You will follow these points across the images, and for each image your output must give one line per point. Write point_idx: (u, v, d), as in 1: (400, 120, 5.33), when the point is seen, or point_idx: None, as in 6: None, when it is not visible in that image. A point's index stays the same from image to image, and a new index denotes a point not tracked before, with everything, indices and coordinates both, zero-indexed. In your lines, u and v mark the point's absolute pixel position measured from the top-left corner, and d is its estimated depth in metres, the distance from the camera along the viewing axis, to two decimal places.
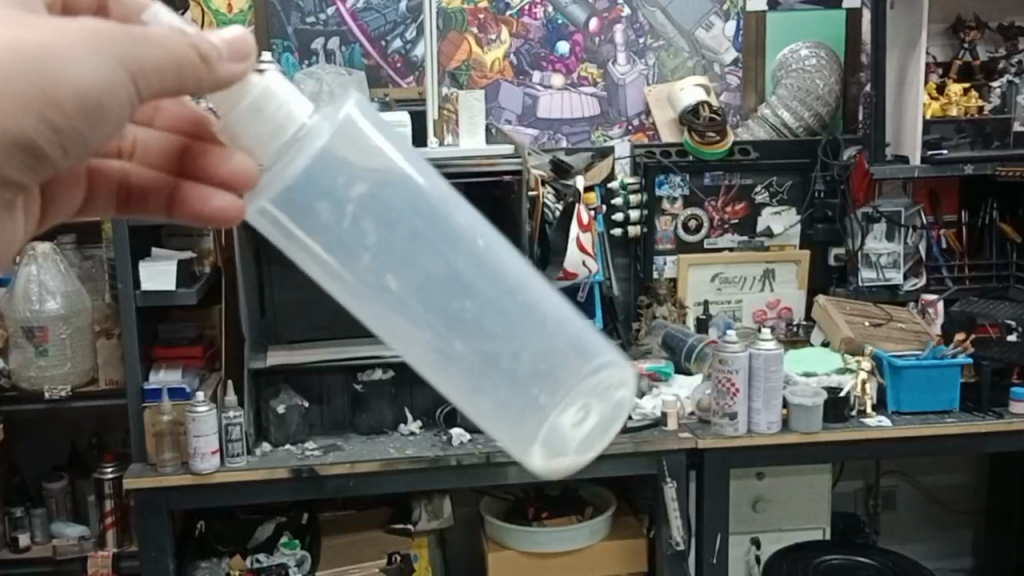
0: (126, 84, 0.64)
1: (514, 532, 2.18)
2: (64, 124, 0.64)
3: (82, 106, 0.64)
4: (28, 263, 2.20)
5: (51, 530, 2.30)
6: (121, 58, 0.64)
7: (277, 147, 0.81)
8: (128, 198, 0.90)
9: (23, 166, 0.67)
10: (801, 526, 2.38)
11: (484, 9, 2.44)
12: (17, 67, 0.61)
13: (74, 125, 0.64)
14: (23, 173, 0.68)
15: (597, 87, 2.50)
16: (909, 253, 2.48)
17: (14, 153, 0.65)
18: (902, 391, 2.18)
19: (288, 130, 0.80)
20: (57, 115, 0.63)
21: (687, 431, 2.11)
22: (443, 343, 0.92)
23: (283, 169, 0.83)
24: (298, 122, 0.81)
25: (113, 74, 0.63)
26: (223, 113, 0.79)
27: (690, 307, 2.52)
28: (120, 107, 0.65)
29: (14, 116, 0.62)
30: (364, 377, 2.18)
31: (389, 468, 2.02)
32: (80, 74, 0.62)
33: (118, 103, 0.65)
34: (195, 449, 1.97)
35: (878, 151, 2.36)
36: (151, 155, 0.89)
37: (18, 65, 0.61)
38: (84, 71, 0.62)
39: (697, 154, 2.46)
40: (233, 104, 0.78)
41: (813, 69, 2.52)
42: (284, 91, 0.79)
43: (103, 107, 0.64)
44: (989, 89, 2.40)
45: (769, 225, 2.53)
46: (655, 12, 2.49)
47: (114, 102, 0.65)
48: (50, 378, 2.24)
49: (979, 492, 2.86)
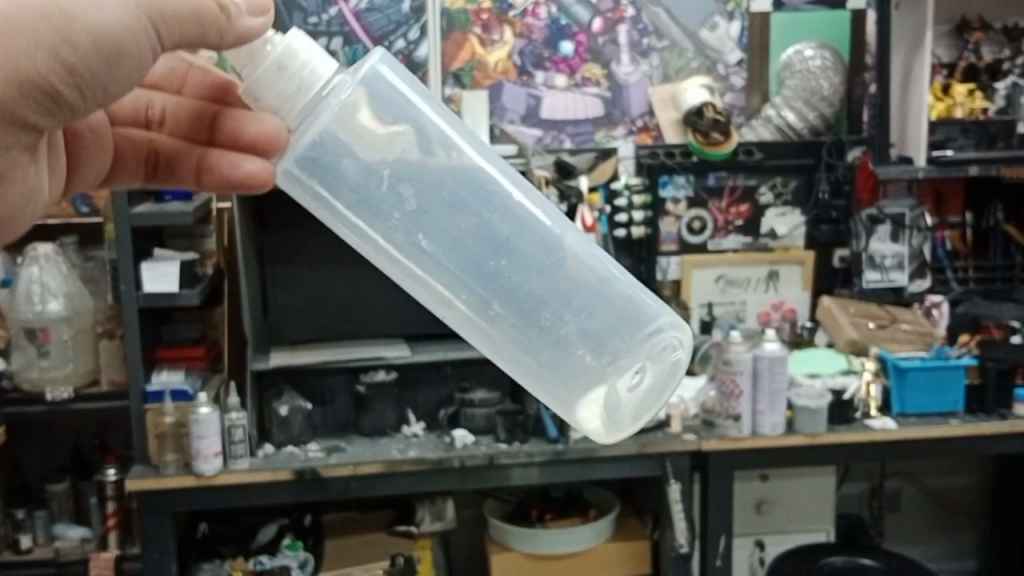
0: (144, 26, 0.70)
1: (518, 534, 2.17)
2: (77, 62, 0.68)
3: (96, 43, 0.68)
4: (30, 264, 2.18)
5: (54, 530, 2.30)
6: (136, 2, 0.69)
7: (301, 102, 0.87)
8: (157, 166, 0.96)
9: (38, 112, 0.70)
10: (805, 528, 2.37)
11: (487, 10, 2.43)
12: (39, 11, 0.65)
13: (90, 64, 0.68)
14: (41, 121, 0.71)
15: (600, 88, 2.49)
16: (914, 254, 2.47)
17: (33, 100, 0.68)
18: (907, 392, 2.17)
19: (309, 86, 0.86)
20: (71, 53, 0.67)
21: (692, 433, 2.10)
22: (503, 323, 1.02)
23: (305, 118, 0.88)
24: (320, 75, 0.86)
25: (131, 15, 0.69)
26: (248, 77, 0.84)
27: (695, 308, 2.52)
28: (138, 50, 0.70)
29: (31, 55, 0.66)
30: (366, 378, 2.17)
31: (392, 470, 2.01)
32: (101, 16, 0.68)
33: (136, 45, 0.70)
34: (199, 450, 1.95)
35: (883, 153, 2.38)
36: (176, 123, 0.95)
37: (41, 9, 0.65)
38: (104, 13, 0.68)
39: (703, 155, 2.46)
40: (254, 66, 0.84)
41: (818, 69, 2.51)
42: (306, 50, 0.85)
43: (121, 47, 0.69)
44: (995, 89, 2.41)
45: (774, 226, 2.53)
46: (660, 13, 2.48)
47: (133, 44, 0.70)
48: (53, 379, 2.23)
49: (984, 494, 2.85)
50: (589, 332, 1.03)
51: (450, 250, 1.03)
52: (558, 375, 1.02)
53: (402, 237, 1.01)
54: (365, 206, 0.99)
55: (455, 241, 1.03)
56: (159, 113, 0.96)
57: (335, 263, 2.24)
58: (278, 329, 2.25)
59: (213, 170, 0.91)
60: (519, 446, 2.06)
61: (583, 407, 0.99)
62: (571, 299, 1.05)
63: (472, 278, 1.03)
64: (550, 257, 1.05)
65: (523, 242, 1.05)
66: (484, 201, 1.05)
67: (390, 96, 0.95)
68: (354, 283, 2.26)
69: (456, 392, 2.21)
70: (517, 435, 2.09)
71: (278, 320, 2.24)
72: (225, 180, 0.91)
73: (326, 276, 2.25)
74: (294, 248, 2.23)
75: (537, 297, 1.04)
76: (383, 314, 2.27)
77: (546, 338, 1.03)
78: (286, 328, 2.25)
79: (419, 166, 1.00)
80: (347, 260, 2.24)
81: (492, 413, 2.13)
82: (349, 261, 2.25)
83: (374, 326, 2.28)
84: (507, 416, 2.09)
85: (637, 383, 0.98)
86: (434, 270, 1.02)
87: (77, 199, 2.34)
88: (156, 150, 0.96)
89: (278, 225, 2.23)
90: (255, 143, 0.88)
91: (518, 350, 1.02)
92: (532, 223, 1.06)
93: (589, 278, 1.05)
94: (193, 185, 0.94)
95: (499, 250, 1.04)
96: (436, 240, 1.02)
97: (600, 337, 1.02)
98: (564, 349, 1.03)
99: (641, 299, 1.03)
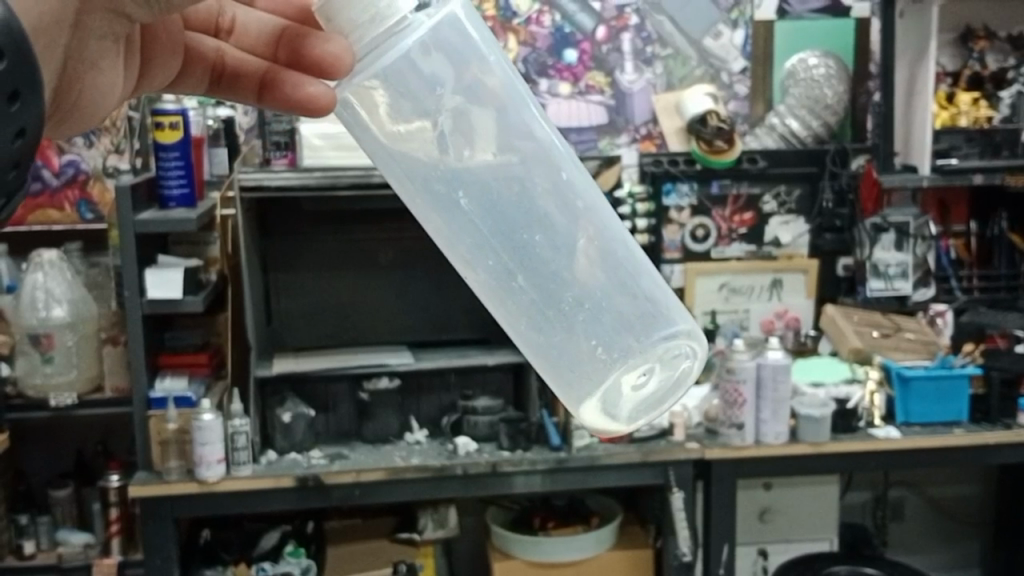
0: None
1: (520, 542, 2.17)
2: None
3: None
4: (34, 271, 2.19)
5: (57, 536, 2.30)
6: None
7: (372, 33, 0.81)
8: (220, 77, 0.93)
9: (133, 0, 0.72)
10: (807, 537, 2.36)
11: (491, 18, 2.43)
12: None
13: None
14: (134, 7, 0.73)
15: (605, 96, 2.49)
16: (918, 263, 2.45)
17: None
18: (910, 401, 2.17)
19: (384, 15, 0.81)
20: None
21: (694, 441, 2.09)
22: (525, 294, 0.90)
23: (378, 51, 0.82)
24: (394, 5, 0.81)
25: None
26: None
27: (698, 316, 2.51)
28: None
29: None
30: (369, 386, 2.16)
31: (395, 477, 2.01)
32: None
33: None
34: (202, 457, 1.96)
35: (886, 161, 2.39)
36: (244, 36, 0.93)
37: None
38: None
39: (706, 163, 2.44)
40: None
41: (822, 78, 2.51)
42: None
43: None
44: (1000, 97, 2.38)
45: (778, 234, 2.53)
46: (664, 21, 2.49)
47: None
48: (57, 385, 2.24)
49: (989, 504, 2.84)
50: (607, 324, 0.90)
51: (479, 205, 0.89)
52: (565, 363, 0.90)
53: (438, 191, 0.88)
54: (396, 160, 0.88)
55: (489, 203, 0.89)
56: (229, 21, 0.94)
57: (338, 271, 2.27)
58: (282, 336, 2.25)
59: (276, 87, 0.89)
60: (521, 453, 2.06)
61: (587, 399, 0.89)
62: (598, 285, 0.92)
63: (500, 244, 0.90)
64: (588, 235, 0.92)
65: (565, 214, 0.91)
66: (533, 164, 0.90)
67: (448, 49, 0.85)
68: (360, 289, 2.28)
69: (458, 400, 2.21)
70: (519, 443, 2.08)
71: (281, 326, 2.25)
72: (285, 98, 0.88)
73: (331, 282, 2.27)
74: (299, 255, 2.26)
75: (565, 277, 0.91)
76: (386, 319, 2.29)
77: (563, 322, 0.91)
78: (290, 334, 2.25)
79: (464, 121, 0.87)
80: (350, 268, 2.28)
81: (495, 421, 2.13)
82: (355, 268, 2.28)
83: (375, 332, 2.28)
84: (509, 424, 2.08)
85: (642, 384, 0.91)
86: (461, 231, 0.89)
87: (81, 204, 2.39)
88: (219, 60, 0.93)
89: (284, 231, 2.25)
90: (320, 66, 0.82)
91: (530, 327, 0.91)
92: (578, 197, 0.92)
93: (618, 267, 0.92)
94: (254, 100, 0.92)
95: (536, 219, 0.90)
96: (466, 197, 0.89)
97: (617, 330, 0.90)
98: (576, 337, 0.90)
99: (667, 300, 0.92)
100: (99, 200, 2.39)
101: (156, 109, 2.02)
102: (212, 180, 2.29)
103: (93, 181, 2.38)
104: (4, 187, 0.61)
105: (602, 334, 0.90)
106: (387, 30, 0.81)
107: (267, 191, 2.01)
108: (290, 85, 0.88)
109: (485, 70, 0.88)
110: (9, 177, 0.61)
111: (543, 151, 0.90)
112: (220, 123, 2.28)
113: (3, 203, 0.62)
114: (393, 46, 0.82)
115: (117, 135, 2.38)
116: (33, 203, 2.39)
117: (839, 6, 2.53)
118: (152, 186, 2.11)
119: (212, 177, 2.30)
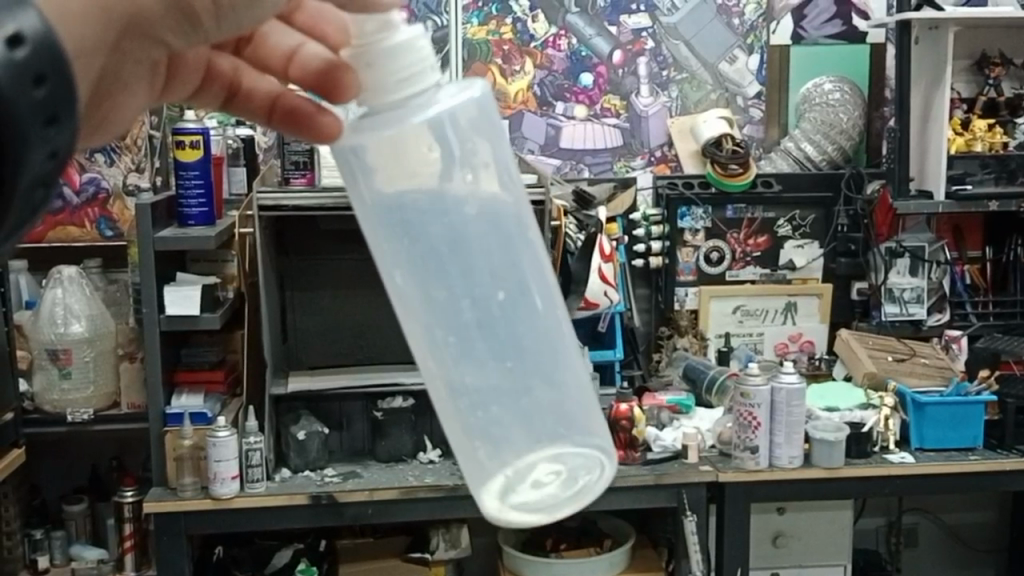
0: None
1: (531, 562, 2.18)
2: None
3: None
4: (54, 287, 2.22)
5: (71, 551, 2.31)
6: None
7: (382, 98, 0.75)
8: (231, 95, 0.87)
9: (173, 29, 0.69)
10: (821, 563, 2.35)
11: (509, 41, 2.46)
12: None
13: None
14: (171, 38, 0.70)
15: (620, 118, 2.51)
16: (931, 288, 2.49)
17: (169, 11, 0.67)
18: (925, 427, 2.16)
19: (402, 86, 0.75)
20: None
21: (708, 464, 2.09)
22: (471, 365, 0.83)
23: (385, 116, 0.76)
24: (413, 83, 0.75)
25: None
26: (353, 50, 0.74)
27: (712, 339, 2.52)
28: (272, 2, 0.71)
29: None
30: (384, 405, 2.16)
31: (408, 496, 2.02)
32: None
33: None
34: (216, 473, 1.97)
35: (902, 186, 2.37)
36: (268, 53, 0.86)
37: None
38: None
39: (721, 186, 2.47)
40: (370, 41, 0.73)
41: (837, 103, 2.51)
42: (423, 54, 0.75)
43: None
44: (1015, 124, 2.42)
45: (792, 258, 2.54)
46: (680, 45, 2.51)
47: None
48: (74, 401, 2.26)
49: (1004, 530, 2.82)
50: (532, 411, 0.84)
51: (440, 262, 0.83)
52: (484, 449, 0.83)
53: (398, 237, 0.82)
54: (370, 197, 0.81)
55: (453, 259, 0.83)
56: (253, 35, 0.85)
57: (352, 289, 2.29)
58: (298, 355, 2.27)
59: (289, 117, 0.85)
60: None
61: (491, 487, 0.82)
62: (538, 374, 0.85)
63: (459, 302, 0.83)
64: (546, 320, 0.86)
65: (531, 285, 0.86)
66: (505, 239, 0.84)
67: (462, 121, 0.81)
68: (373, 308, 2.29)
69: None
70: None
71: (296, 344, 2.27)
72: (294, 128, 0.84)
73: (347, 299, 2.29)
74: (315, 274, 2.28)
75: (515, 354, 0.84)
76: (398, 337, 2.29)
77: (497, 404, 0.83)
78: (307, 353, 2.28)
79: (445, 173, 0.82)
80: (364, 287, 2.29)
81: None
82: (369, 288, 2.29)
83: (389, 351, 2.29)
84: None
85: (548, 485, 0.83)
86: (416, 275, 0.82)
87: (101, 222, 2.43)
88: (235, 78, 0.86)
89: (298, 250, 2.27)
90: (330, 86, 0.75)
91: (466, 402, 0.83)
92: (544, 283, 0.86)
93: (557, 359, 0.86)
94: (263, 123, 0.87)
95: (505, 284, 0.84)
96: (429, 242, 0.82)
97: (542, 423, 0.84)
98: (504, 424, 0.83)
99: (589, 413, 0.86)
100: (119, 217, 2.43)
101: (177, 128, 2.05)
102: (232, 199, 2.31)
103: (114, 199, 2.42)
104: (29, 206, 0.57)
105: (525, 424, 0.83)
106: (416, 92, 0.75)
107: (284, 210, 2.02)
108: (303, 113, 0.83)
109: (486, 124, 0.83)
110: (35, 196, 0.57)
111: (522, 216, 0.85)
112: (239, 142, 2.30)
113: (23, 220, 0.57)
114: (405, 114, 0.76)
115: (137, 154, 2.42)
116: (52, 220, 2.42)
117: (854, 32, 2.54)
118: (171, 205, 2.14)
119: (231, 196, 2.32)
